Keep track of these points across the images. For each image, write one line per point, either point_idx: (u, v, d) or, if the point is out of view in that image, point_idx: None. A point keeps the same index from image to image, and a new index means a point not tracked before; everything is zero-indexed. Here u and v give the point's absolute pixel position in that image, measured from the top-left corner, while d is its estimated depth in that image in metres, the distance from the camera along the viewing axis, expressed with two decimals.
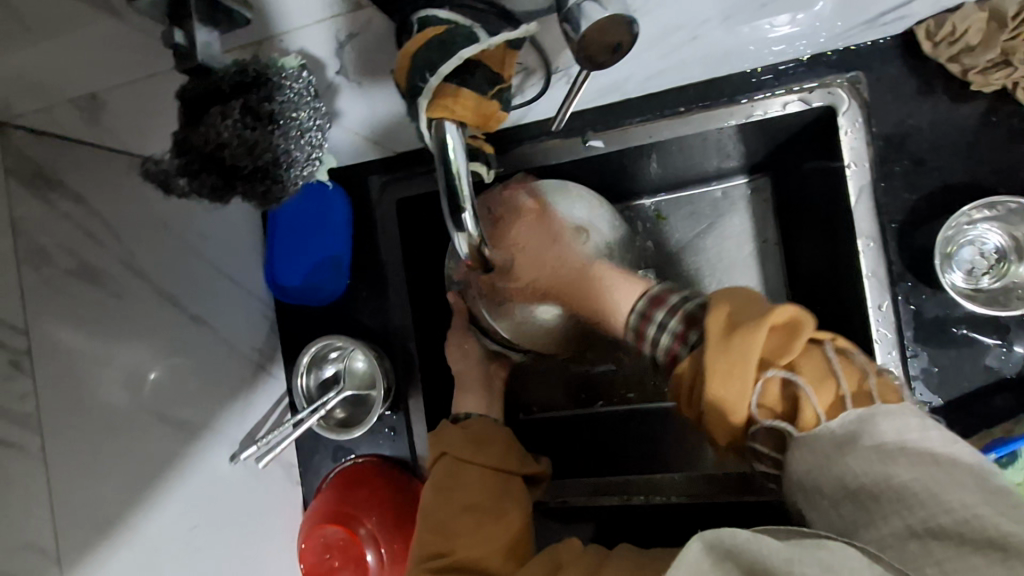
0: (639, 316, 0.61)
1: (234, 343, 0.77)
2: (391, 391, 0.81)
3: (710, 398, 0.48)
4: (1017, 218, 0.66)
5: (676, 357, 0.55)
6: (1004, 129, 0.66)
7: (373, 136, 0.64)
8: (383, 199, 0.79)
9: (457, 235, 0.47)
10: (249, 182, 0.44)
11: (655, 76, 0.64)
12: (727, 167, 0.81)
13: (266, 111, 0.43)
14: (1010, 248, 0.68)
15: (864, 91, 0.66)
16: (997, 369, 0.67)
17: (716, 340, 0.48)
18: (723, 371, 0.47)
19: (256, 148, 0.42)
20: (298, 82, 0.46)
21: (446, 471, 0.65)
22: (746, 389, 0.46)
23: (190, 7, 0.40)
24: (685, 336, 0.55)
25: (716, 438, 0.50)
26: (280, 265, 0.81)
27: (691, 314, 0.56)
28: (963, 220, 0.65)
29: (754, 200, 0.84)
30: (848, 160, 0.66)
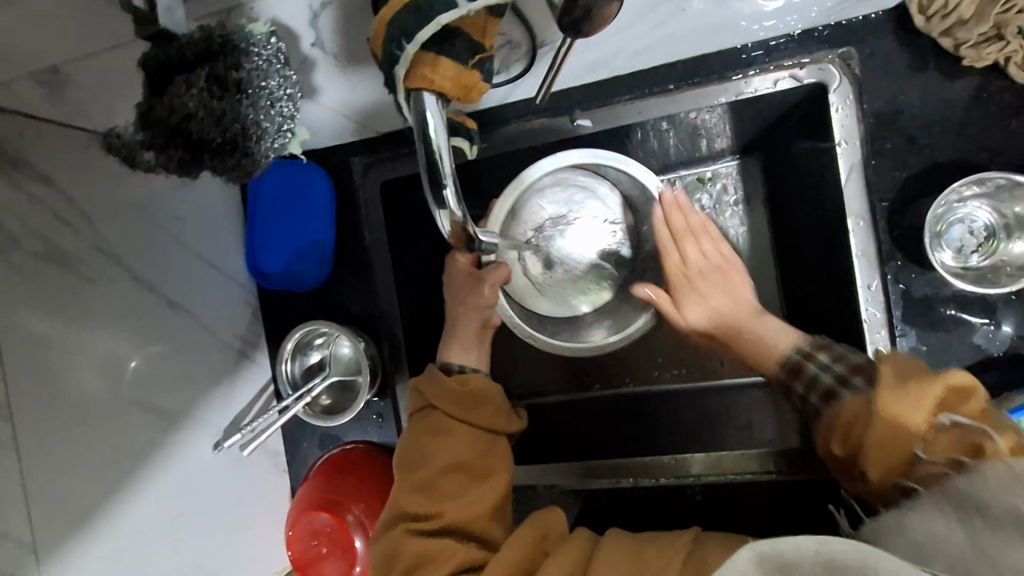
0: (798, 355, 0.68)
1: (217, 330, 0.76)
2: (378, 376, 0.80)
3: (874, 433, 0.51)
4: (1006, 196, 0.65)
5: (833, 396, 0.62)
6: (994, 105, 0.65)
7: (355, 118, 0.59)
8: (366, 181, 0.77)
9: (437, 212, 0.45)
10: (218, 156, 0.42)
11: (645, 51, 0.63)
12: (718, 147, 0.80)
13: (233, 80, 0.41)
14: (999, 226, 0.67)
15: (855, 66, 0.65)
16: (985, 348, 0.66)
17: (882, 386, 0.50)
18: (890, 414, 0.49)
19: (224, 119, 0.41)
20: (267, 49, 0.43)
21: (434, 429, 0.63)
22: (913, 421, 0.48)
23: None
24: (849, 379, 0.61)
25: (873, 475, 0.53)
26: (261, 249, 0.78)
27: (858, 364, 0.62)
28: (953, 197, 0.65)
29: (744, 181, 0.83)
30: (838, 139, 0.65)
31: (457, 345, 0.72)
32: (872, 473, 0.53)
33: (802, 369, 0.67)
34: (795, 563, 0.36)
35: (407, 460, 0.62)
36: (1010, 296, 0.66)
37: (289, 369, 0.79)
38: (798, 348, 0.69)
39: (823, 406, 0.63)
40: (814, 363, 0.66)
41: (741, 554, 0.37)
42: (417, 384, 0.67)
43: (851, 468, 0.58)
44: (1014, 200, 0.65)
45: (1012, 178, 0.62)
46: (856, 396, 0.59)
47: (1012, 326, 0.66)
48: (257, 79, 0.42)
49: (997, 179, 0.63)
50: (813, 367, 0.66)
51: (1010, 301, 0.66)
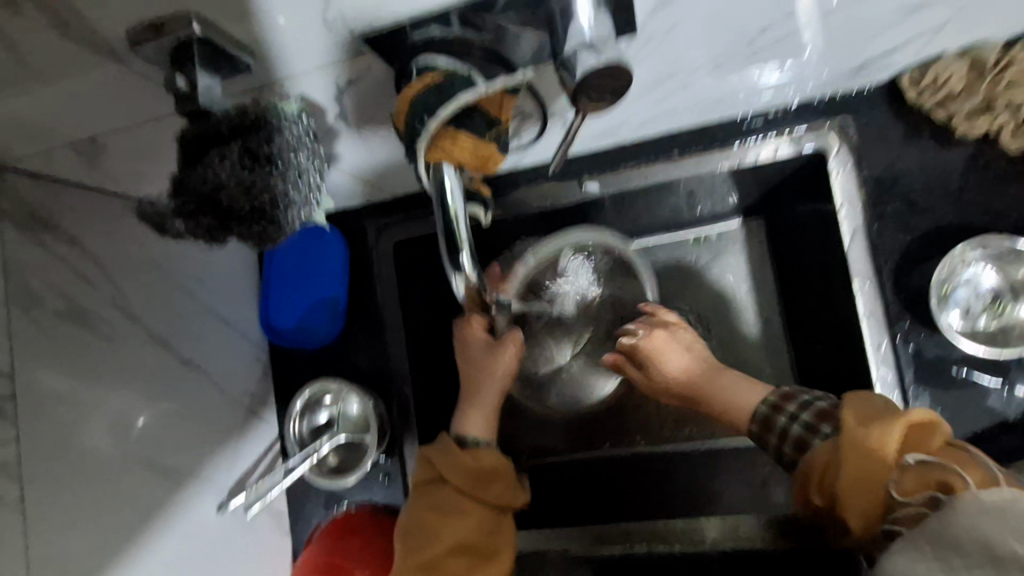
0: (768, 407, 0.63)
1: (227, 388, 0.76)
2: (386, 433, 0.79)
3: (846, 478, 0.48)
4: (1012, 259, 0.66)
5: (806, 447, 0.57)
6: (990, 172, 0.67)
7: (370, 179, 0.67)
8: (380, 242, 0.80)
9: (453, 275, 0.48)
10: (245, 224, 0.44)
11: (649, 121, 0.67)
12: (721, 208, 0.82)
13: (264, 153, 0.43)
14: (1005, 289, 0.68)
15: (853, 135, 0.68)
16: (1002, 412, 0.65)
17: (851, 427, 0.50)
18: (864, 452, 0.48)
19: (253, 189, 0.43)
20: (297, 126, 0.47)
21: (446, 509, 0.61)
22: (883, 460, 0.47)
23: (192, 53, 0.40)
24: (818, 428, 0.57)
25: (853, 526, 0.48)
26: (274, 307, 0.81)
27: (823, 410, 0.58)
28: (959, 259, 0.66)
29: (748, 241, 0.85)
30: (839, 201, 0.67)
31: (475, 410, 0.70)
32: (851, 522, 0.48)
33: (773, 424, 0.61)
34: None
35: (412, 533, 0.61)
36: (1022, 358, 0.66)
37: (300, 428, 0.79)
38: (768, 398, 0.64)
39: (799, 457, 0.57)
40: (783, 412, 0.61)
41: None
42: (429, 452, 0.66)
43: (829, 520, 0.52)
44: (1019, 262, 0.66)
45: (1015, 240, 0.64)
46: (824, 443, 0.54)
47: None
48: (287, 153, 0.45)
49: (1004, 243, 0.64)
50: (781, 418, 0.61)
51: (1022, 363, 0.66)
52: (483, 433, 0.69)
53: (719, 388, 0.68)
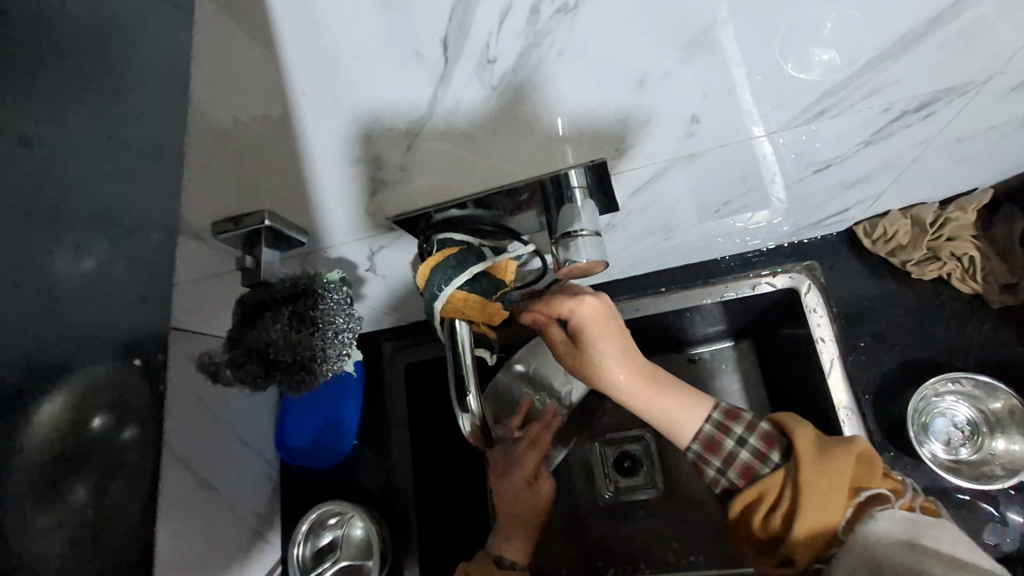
0: (713, 426, 0.63)
1: (239, 511, 0.78)
2: (387, 558, 0.81)
3: (806, 519, 0.55)
4: (980, 393, 0.71)
5: (751, 474, 0.60)
6: (949, 310, 0.74)
7: (387, 308, 0.78)
8: (393, 362, 0.91)
9: (460, 413, 0.51)
10: (286, 373, 0.50)
11: (637, 262, 0.75)
12: (710, 333, 0.89)
13: (310, 316, 0.50)
14: (980, 420, 0.71)
15: (820, 276, 0.76)
16: (998, 545, 0.67)
17: (808, 460, 0.56)
18: (824, 490, 0.55)
19: (298, 345, 0.49)
20: (337, 291, 0.54)
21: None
22: (840, 504, 0.55)
23: (261, 238, 0.53)
24: (764, 454, 0.60)
25: (799, 560, 0.56)
26: (289, 429, 0.84)
27: (766, 431, 0.61)
28: (931, 392, 0.70)
29: (739, 363, 0.90)
30: (822, 336, 0.72)
31: (518, 537, 0.76)
32: (798, 557, 0.56)
33: (718, 446, 0.62)
34: None
35: None
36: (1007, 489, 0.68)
37: (303, 554, 0.77)
38: (712, 415, 0.63)
39: (741, 484, 0.61)
40: (728, 435, 0.62)
41: None
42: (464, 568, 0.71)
43: (766, 548, 0.59)
44: (987, 396, 0.70)
45: (977, 377, 0.69)
46: (775, 472, 0.59)
47: (1021, 516, 0.67)
48: (328, 316, 0.52)
49: (968, 379, 0.69)
50: (728, 441, 0.62)
51: (1007, 493, 0.68)
52: (518, 553, 0.76)
53: (660, 410, 0.63)
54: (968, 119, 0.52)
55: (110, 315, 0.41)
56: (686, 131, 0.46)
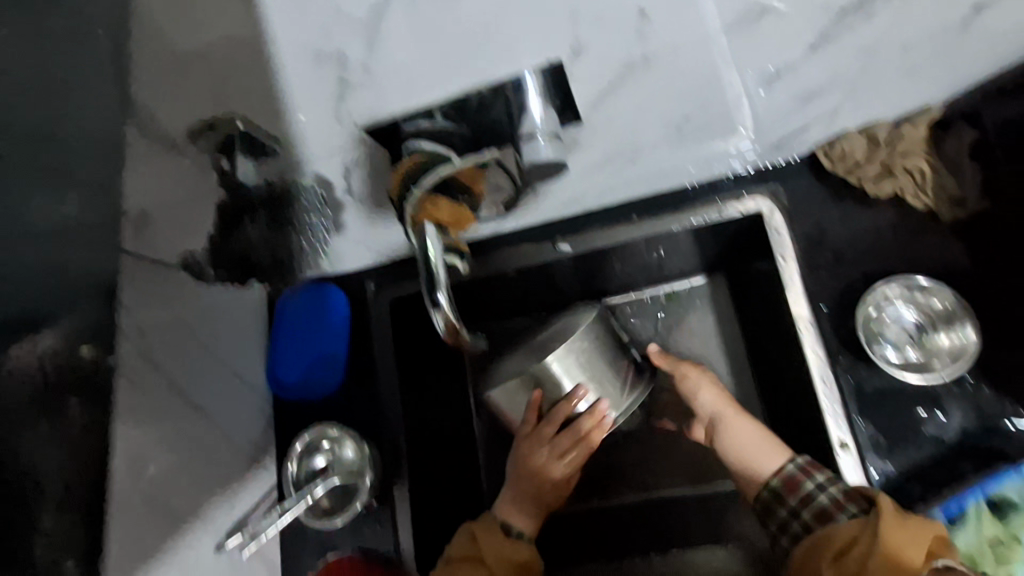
0: (795, 468, 0.71)
1: (233, 436, 0.83)
2: (377, 481, 0.85)
3: (877, 557, 0.58)
4: (925, 293, 0.72)
5: (825, 518, 0.65)
6: (904, 222, 0.75)
7: (369, 245, 0.81)
8: (380, 300, 0.92)
9: (433, 312, 0.55)
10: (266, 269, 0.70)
11: (607, 190, 0.79)
12: (685, 267, 0.93)
13: (282, 215, 0.68)
14: (926, 320, 0.73)
15: (783, 198, 0.79)
16: (938, 436, 0.68)
17: (888, 513, 0.60)
18: (898, 542, 0.58)
19: (275, 243, 0.69)
20: (309, 195, 0.68)
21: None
22: (913, 557, 0.57)
23: (234, 146, 0.62)
24: (843, 505, 0.65)
25: None
26: (280, 363, 0.88)
27: (847, 491, 0.66)
28: (879, 299, 0.72)
29: (714, 295, 0.95)
30: (781, 255, 0.76)
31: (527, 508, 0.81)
32: None
33: (797, 486, 0.70)
34: None
35: None
36: (954, 387, 0.69)
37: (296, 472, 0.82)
38: (796, 460, 0.72)
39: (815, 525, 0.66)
40: (810, 479, 0.69)
41: None
42: (476, 528, 0.78)
43: None
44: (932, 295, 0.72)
45: (915, 277, 0.71)
46: (849, 520, 0.63)
47: (959, 417, 0.68)
48: (299, 215, 0.69)
49: (906, 282, 0.72)
50: (807, 484, 0.69)
51: (952, 391, 0.69)
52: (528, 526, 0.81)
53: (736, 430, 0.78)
54: (900, 27, 0.59)
55: (87, 258, 0.56)
56: (636, 28, 0.56)
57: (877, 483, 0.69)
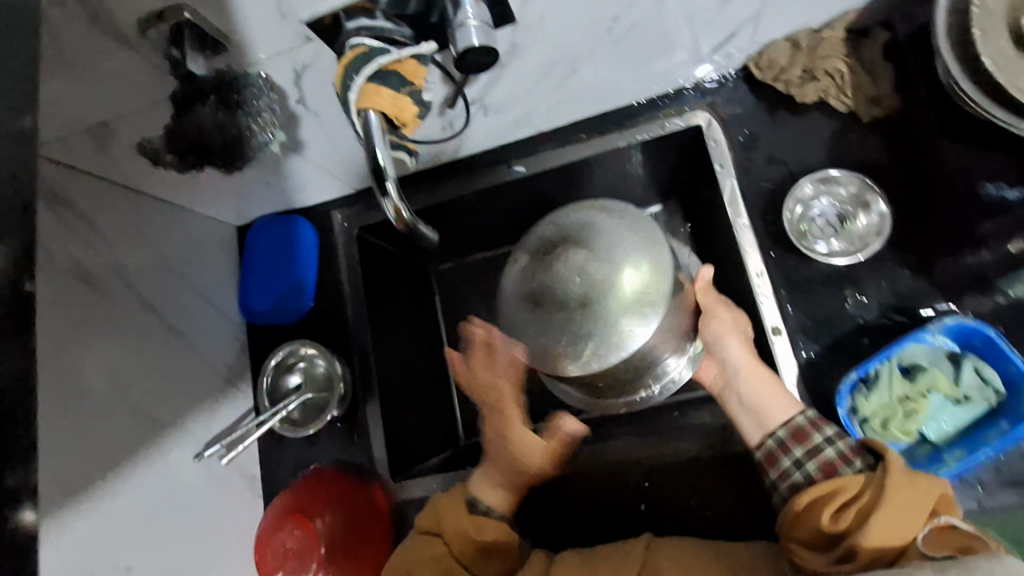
0: (805, 420, 0.68)
1: (209, 358, 0.87)
2: (348, 398, 0.90)
3: (884, 515, 0.57)
4: (837, 183, 0.77)
5: (831, 470, 0.64)
6: (830, 124, 0.79)
7: (331, 168, 0.86)
8: (349, 230, 0.95)
9: (384, 200, 0.60)
10: (216, 156, 0.70)
11: (555, 108, 0.83)
12: (638, 196, 0.98)
13: (233, 102, 0.66)
14: (845, 207, 0.77)
15: (720, 110, 0.83)
16: (856, 316, 0.74)
17: (897, 471, 0.59)
18: (908, 501, 0.57)
19: (226, 129, 0.67)
20: (262, 83, 0.67)
21: (453, 525, 0.73)
22: (916, 520, 0.56)
23: (180, 35, 0.58)
24: (850, 457, 0.63)
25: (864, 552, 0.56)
26: (252, 292, 0.94)
27: (855, 445, 0.65)
28: (800, 199, 0.77)
29: (669, 222, 0.98)
30: (716, 163, 0.81)
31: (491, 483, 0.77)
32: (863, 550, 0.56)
33: (804, 438, 0.67)
34: None
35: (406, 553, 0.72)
36: (873, 271, 0.75)
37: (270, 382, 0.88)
38: (805, 412, 0.69)
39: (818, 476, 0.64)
40: (818, 432, 0.67)
41: None
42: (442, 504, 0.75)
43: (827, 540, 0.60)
44: (843, 182, 0.76)
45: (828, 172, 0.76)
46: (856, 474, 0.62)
47: (874, 297, 0.74)
48: (249, 101, 0.67)
49: (819, 179, 0.77)
50: (815, 436, 0.66)
51: (871, 275, 0.75)
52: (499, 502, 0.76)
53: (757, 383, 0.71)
54: None
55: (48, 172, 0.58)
56: None
57: (803, 361, 0.75)
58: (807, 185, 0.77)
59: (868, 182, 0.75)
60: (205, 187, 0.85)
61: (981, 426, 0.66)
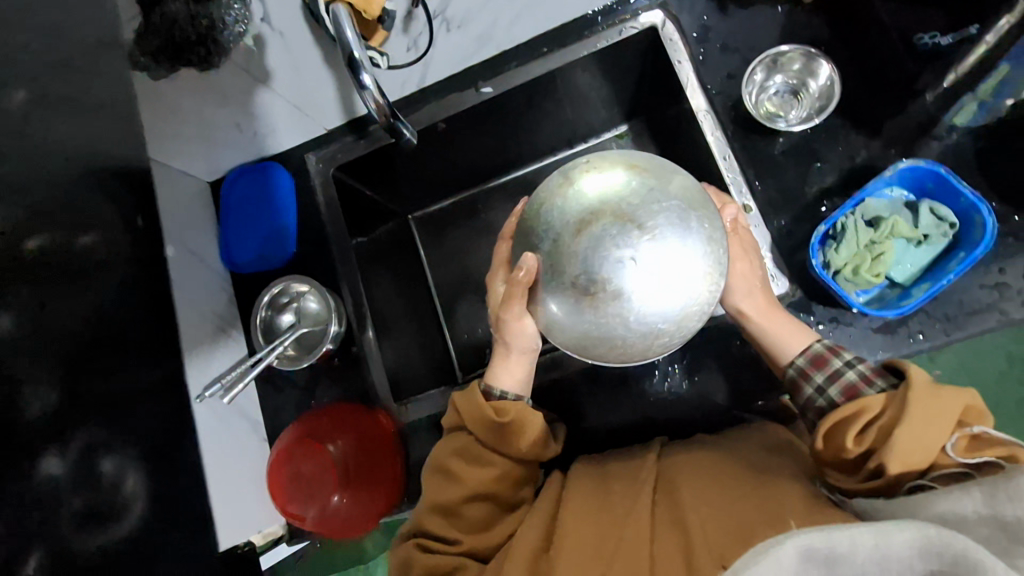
0: (821, 346, 0.69)
1: (199, 305, 0.87)
2: (344, 329, 0.90)
3: (910, 434, 0.58)
4: (786, 60, 0.81)
5: (854, 393, 0.64)
6: (777, 9, 0.82)
7: (297, 100, 0.87)
8: (323, 170, 0.95)
9: (364, 93, 0.66)
10: (194, 50, 0.68)
11: (515, 22, 0.85)
12: (604, 115, 1.01)
13: None
14: (795, 82, 0.82)
15: (674, 9, 0.85)
16: (820, 183, 0.78)
17: (922, 385, 0.60)
18: (936, 417, 0.58)
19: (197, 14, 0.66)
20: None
21: (477, 418, 0.73)
22: (944, 433, 0.58)
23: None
24: (873, 378, 0.64)
25: (891, 472, 0.59)
26: (234, 244, 0.94)
27: (877, 364, 0.65)
28: (755, 80, 0.82)
29: (635, 138, 1.02)
30: (679, 58, 0.82)
31: (505, 367, 0.76)
32: (891, 470, 0.59)
33: (823, 363, 0.68)
34: (832, 557, 0.47)
35: (439, 481, 0.74)
36: (830, 140, 0.79)
37: (268, 318, 0.91)
38: (820, 339, 0.70)
39: (841, 400, 0.65)
40: (838, 357, 0.67)
41: (788, 549, 0.47)
42: (459, 401, 0.75)
43: (855, 462, 0.62)
44: (791, 59, 0.81)
45: (779, 48, 0.79)
46: (879, 392, 0.62)
47: (834, 162, 0.78)
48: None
49: (769, 58, 0.81)
50: (834, 360, 0.67)
51: (828, 143, 0.79)
52: (513, 385, 0.76)
53: (773, 325, 0.70)
54: None
55: None
56: None
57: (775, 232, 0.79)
58: (758, 69, 0.81)
59: (812, 52, 0.79)
60: (176, 135, 0.83)
61: (942, 259, 0.72)
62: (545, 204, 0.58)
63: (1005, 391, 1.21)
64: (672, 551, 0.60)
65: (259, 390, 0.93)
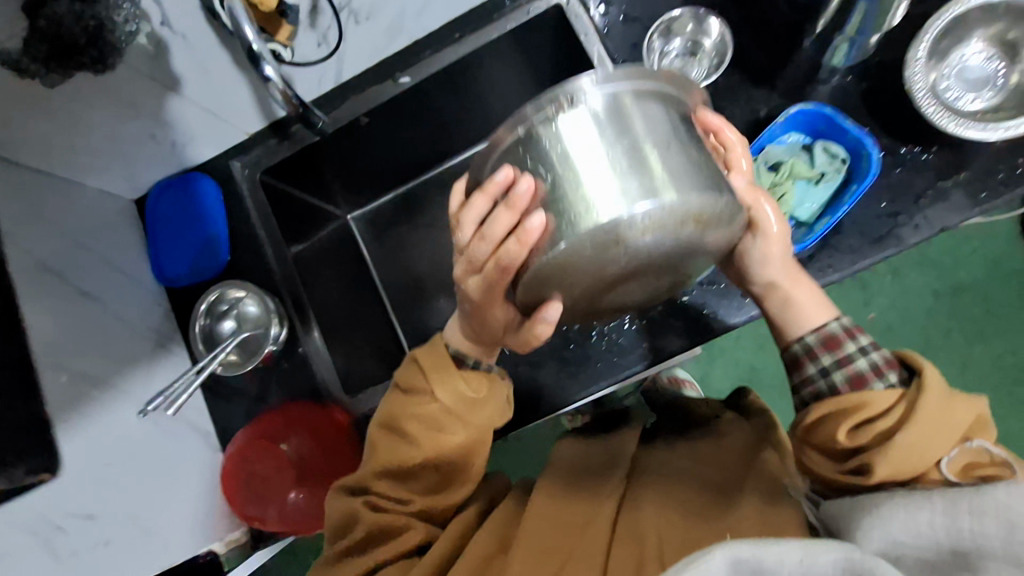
0: (838, 328, 0.69)
1: (131, 321, 0.85)
2: (285, 331, 0.90)
3: (912, 439, 0.60)
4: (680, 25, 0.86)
5: (860, 382, 0.66)
6: None
7: (213, 106, 0.87)
8: (248, 174, 0.95)
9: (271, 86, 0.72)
10: (84, 51, 0.65)
11: (422, 11, 0.87)
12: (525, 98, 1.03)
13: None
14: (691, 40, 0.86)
15: None
16: None
17: (934, 391, 0.62)
18: (939, 429, 0.61)
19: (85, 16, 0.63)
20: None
21: (445, 382, 0.72)
22: (944, 443, 0.61)
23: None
24: (883, 371, 0.66)
25: (879, 471, 0.61)
26: (166, 259, 0.93)
27: (886, 355, 0.67)
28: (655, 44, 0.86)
29: None
30: (583, 32, 0.85)
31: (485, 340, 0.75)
32: (881, 469, 0.61)
33: (837, 346, 0.68)
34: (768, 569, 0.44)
35: (393, 447, 0.72)
36: (731, 96, 0.84)
37: (207, 326, 0.90)
38: (839, 321, 0.70)
39: (846, 388, 0.66)
40: (851, 340, 0.68)
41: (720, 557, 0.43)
42: (427, 370, 0.73)
43: (843, 452, 0.65)
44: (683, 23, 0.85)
45: (670, 14, 0.85)
46: (887, 389, 0.64)
47: (737, 117, 0.83)
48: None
49: (664, 25, 0.86)
50: (848, 346, 0.68)
51: (730, 99, 0.83)
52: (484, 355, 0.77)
53: (798, 295, 0.71)
54: None
55: None
56: None
57: None
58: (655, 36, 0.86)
59: (699, 13, 0.84)
60: (93, 153, 0.83)
61: (838, 196, 0.77)
62: (587, 251, 0.54)
63: (930, 320, 1.29)
64: (627, 554, 0.63)
65: (207, 401, 0.91)
